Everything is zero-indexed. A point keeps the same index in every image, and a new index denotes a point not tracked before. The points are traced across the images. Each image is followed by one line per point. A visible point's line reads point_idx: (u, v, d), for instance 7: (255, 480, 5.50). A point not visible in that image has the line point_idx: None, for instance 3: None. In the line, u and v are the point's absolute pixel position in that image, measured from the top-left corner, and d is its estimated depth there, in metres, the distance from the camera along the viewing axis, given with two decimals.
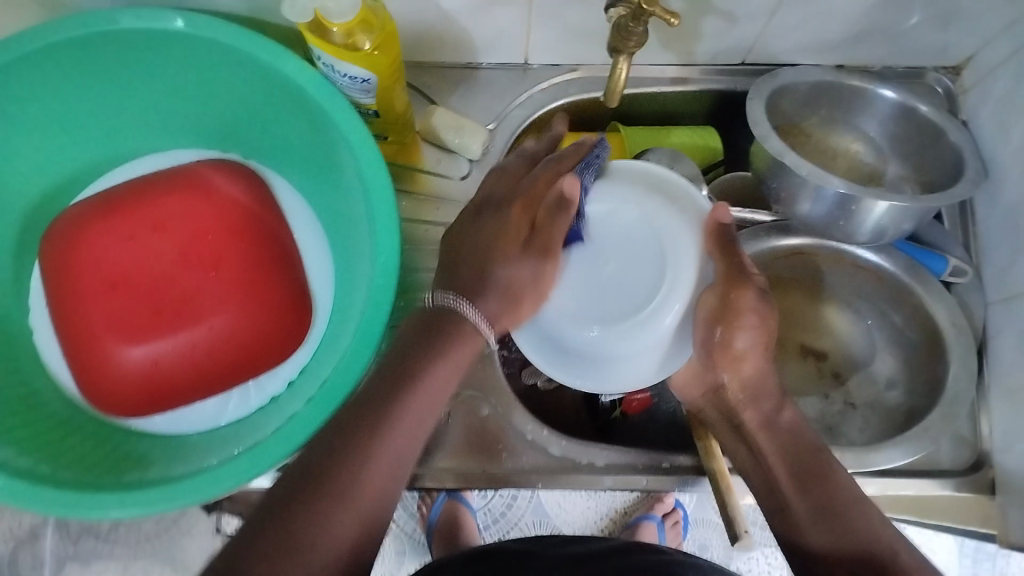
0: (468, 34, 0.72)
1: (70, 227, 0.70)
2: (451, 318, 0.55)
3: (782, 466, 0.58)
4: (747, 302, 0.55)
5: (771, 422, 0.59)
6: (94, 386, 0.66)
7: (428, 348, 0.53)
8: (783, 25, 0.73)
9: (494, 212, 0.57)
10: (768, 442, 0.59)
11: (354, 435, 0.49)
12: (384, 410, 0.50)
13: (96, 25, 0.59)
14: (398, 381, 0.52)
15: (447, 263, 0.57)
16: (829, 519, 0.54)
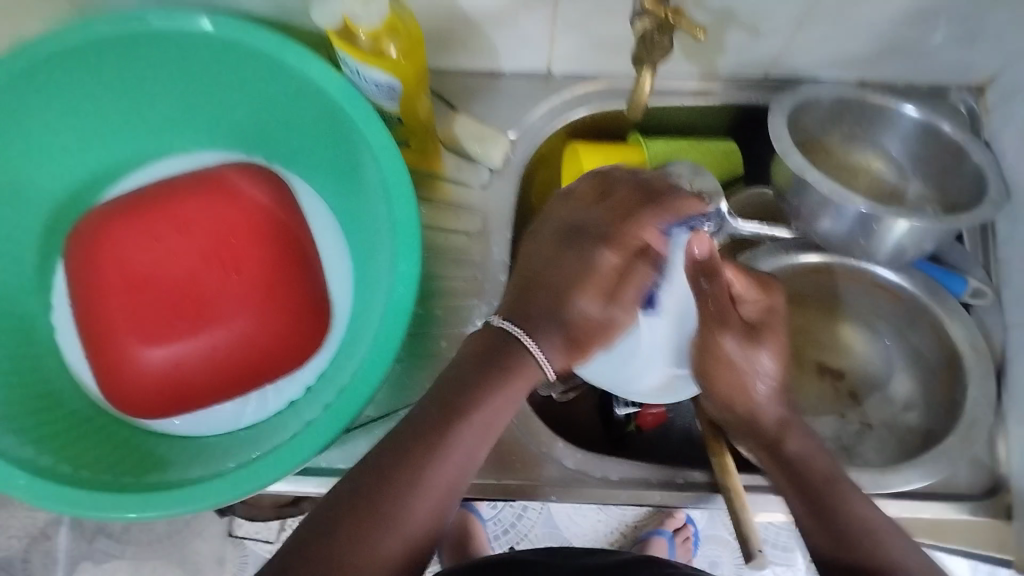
0: (492, 42, 0.73)
1: (97, 227, 0.70)
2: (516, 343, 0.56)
3: (784, 481, 0.59)
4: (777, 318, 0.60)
5: (789, 448, 0.60)
6: (113, 385, 0.66)
7: (490, 370, 0.54)
8: (807, 40, 0.73)
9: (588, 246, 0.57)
10: (773, 462, 0.61)
11: (404, 459, 0.50)
12: (439, 433, 0.52)
13: (126, 25, 0.60)
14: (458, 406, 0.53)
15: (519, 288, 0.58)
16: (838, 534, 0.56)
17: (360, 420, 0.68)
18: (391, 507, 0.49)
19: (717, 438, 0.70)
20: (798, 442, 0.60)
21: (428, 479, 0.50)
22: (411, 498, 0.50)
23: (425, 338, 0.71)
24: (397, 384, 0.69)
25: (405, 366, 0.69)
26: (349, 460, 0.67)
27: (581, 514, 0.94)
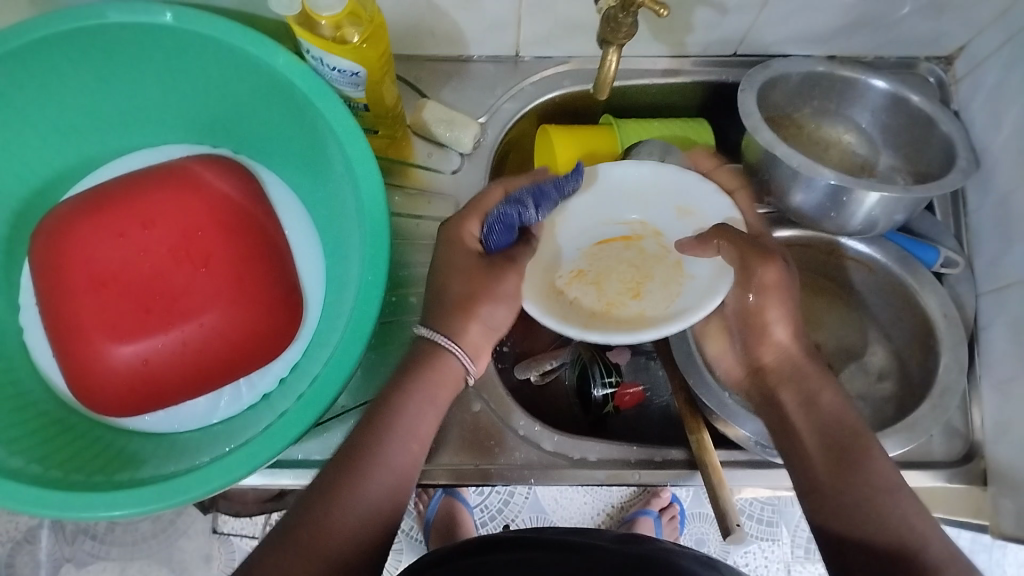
0: (459, 28, 0.72)
1: (59, 223, 0.69)
2: (432, 349, 0.57)
3: (813, 444, 0.57)
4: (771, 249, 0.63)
5: (813, 405, 0.59)
6: (83, 386, 0.65)
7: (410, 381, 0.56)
8: (773, 16, 0.73)
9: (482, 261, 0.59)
10: (804, 419, 0.59)
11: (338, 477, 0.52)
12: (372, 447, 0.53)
13: (80, 18, 0.59)
14: (383, 421, 0.54)
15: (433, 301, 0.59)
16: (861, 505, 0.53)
17: (338, 410, 0.68)
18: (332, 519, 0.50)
19: (694, 416, 0.70)
20: (818, 395, 0.59)
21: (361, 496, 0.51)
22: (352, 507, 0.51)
23: (399, 327, 0.70)
24: (374, 374, 0.68)
25: (380, 355, 0.69)
26: (326, 451, 0.67)
27: (568, 496, 0.93)
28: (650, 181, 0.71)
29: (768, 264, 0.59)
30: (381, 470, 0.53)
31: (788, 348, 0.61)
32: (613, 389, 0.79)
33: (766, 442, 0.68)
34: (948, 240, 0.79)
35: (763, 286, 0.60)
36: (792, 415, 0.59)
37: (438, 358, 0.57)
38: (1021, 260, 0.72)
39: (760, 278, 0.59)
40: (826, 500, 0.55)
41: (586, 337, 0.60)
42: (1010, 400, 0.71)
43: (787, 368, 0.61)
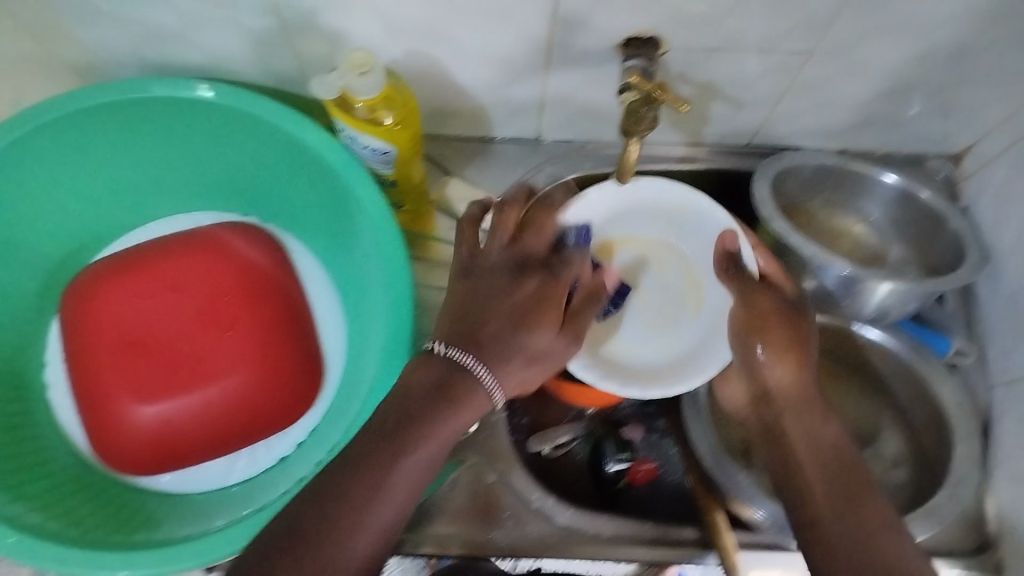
0: (485, 111, 0.74)
1: (89, 285, 0.71)
2: (460, 377, 0.53)
3: (818, 489, 0.56)
4: (770, 309, 0.62)
5: (813, 434, 0.59)
6: (104, 445, 0.67)
7: (440, 411, 0.52)
8: (787, 112, 0.76)
9: (510, 274, 0.58)
10: (806, 451, 0.59)
11: (347, 486, 0.49)
12: (378, 463, 0.49)
13: (125, 90, 0.62)
14: (400, 438, 0.50)
15: (457, 319, 0.56)
16: (852, 516, 0.54)
17: None
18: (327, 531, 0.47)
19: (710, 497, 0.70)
20: (816, 425, 0.59)
21: (363, 517, 0.48)
22: (357, 524, 0.48)
23: None
24: None
25: None
26: None
27: None
28: (674, 203, 0.71)
29: (760, 293, 0.62)
30: (371, 527, 0.48)
31: (790, 387, 0.61)
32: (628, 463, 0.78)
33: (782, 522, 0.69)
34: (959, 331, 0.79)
35: (760, 318, 0.62)
36: (789, 442, 0.60)
37: (471, 393, 0.53)
38: None
39: (755, 308, 0.62)
40: (832, 535, 0.53)
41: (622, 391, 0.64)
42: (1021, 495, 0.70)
43: (790, 399, 0.60)
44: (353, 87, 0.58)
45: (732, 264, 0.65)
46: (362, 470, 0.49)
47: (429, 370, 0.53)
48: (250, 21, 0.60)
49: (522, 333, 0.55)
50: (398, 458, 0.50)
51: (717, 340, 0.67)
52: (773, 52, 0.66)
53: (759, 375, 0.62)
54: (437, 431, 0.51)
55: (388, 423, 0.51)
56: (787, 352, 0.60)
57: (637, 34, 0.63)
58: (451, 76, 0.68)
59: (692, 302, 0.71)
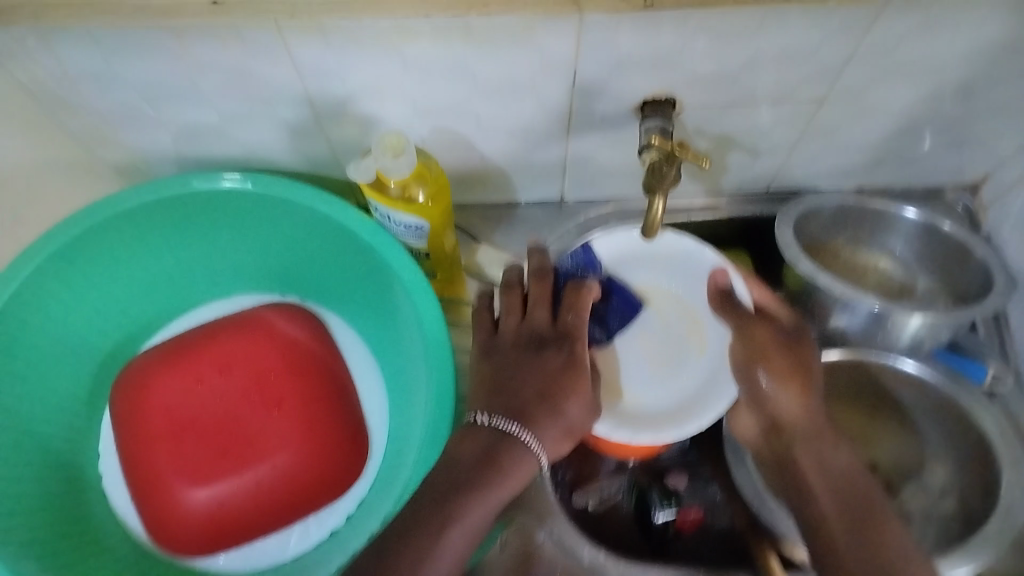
0: (509, 177, 0.77)
1: (140, 372, 0.74)
2: (509, 444, 0.55)
3: (836, 521, 0.55)
4: (766, 338, 0.63)
5: (827, 463, 0.58)
6: (161, 529, 0.69)
7: (493, 474, 0.54)
8: (803, 157, 0.77)
9: (531, 350, 0.60)
10: (820, 480, 0.57)
11: (403, 542, 0.50)
12: (431, 522, 0.51)
13: (169, 186, 0.64)
14: (452, 500, 0.52)
15: (490, 390, 0.59)
16: (868, 542, 0.53)
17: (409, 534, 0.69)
18: None
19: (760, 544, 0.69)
20: (828, 455, 0.58)
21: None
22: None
23: None
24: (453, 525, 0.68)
25: None
26: None
27: None
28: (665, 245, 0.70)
29: (755, 324, 0.64)
30: None
31: (797, 416, 0.60)
32: (675, 512, 0.78)
33: None
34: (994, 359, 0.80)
35: (760, 347, 0.63)
36: (802, 473, 0.58)
37: (519, 459, 0.55)
38: None
39: (754, 338, 0.63)
40: (856, 571, 0.52)
41: (636, 439, 0.63)
42: None
43: (800, 429, 0.59)
44: (386, 169, 0.59)
45: (729, 300, 0.67)
46: (418, 532, 0.50)
47: (475, 441, 0.55)
48: (285, 112, 0.63)
49: (561, 398, 0.57)
50: (450, 522, 0.51)
51: (725, 378, 0.65)
52: (786, 102, 0.68)
53: (768, 407, 0.61)
54: (487, 495, 0.53)
55: (441, 487, 0.53)
56: (792, 379, 0.60)
57: (653, 96, 0.65)
58: (476, 147, 0.71)
59: (694, 342, 0.69)
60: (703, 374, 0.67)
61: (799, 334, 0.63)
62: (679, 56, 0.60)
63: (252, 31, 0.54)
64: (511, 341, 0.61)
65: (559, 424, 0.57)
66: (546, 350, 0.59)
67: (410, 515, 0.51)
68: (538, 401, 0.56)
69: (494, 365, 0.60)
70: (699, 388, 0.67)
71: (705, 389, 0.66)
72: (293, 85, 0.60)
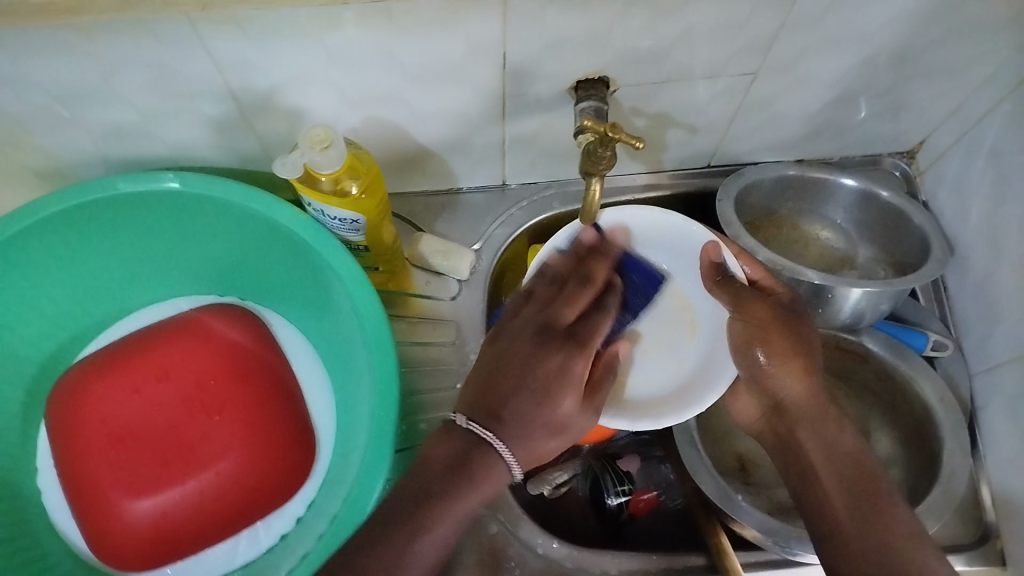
0: (448, 165, 0.75)
1: (73, 383, 0.71)
2: (482, 453, 0.54)
3: (840, 501, 0.57)
4: (767, 317, 0.61)
5: (830, 443, 0.59)
6: (103, 544, 0.67)
7: (459, 487, 0.53)
8: (741, 131, 0.77)
9: (536, 345, 0.57)
10: (824, 461, 0.59)
11: (364, 559, 0.50)
12: (395, 538, 0.51)
13: (88, 191, 0.62)
14: (417, 514, 0.52)
15: (482, 386, 0.57)
16: (872, 523, 0.55)
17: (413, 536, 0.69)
18: None
19: (711, 520, 0.70)
20: (832, 435, 0.59)
21: None
22: None
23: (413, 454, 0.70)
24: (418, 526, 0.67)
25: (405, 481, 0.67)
26: None
27: None
28: (651, 226, 0.69)
29: (752, 301, 0.62)
30: None
31: (801, 396, 0.60)
32: (628, 496, 0.78)
33: (783, 539, 0.66)
34: (935, 325, 0.81)
35: (759, 328, 0.61)
36: (806, 453, 0.60)
37: (489, 469, 0.54)
38: (1007, 340, 0.73)
39: (751, 318, 0.62)
40: (858, 550, 0.54)
41: (634, 427, 0.64)
42: (1016, 479, 0.70)
43: (803, 410, 0.60)
44: (315, 163, 0.58)
45: (720, 275, 0.65)
46: (384, 547, 0.50)
47: (448, 444, 0.55)
48: (210, 108, 0.61)
49: (545, 406, 0.55)
50: (414, 539, 0.51)
51: (721, 357, 0.66)
52: (721, 78, 0.68)
53: (767, 386, 0.61)
54: (450, 509, 0.52)
55: (407, 500, 0.53)
56: (794, 360, 0.60)
57: (586, 76, 0.64)
58: (411, 136, 0.69)
59: (686, 325, 0.70)
60: (700, 355, 0.68)
61: (797, 321, 0.61)
62: (611, 33, 0.59)
63: (168, 27, 0.52)
64: (516, 336, 0.59)
65: (545, 428, 0.55)
66: (552, 351, 0.57)
67: (375, 529, 0.52)
68: (530, 407, 0.55)
69: (495, 353, 0.58)
70: (696, 369, 0.67)
71: (703, 370, 0.67)
72: (213, 80, 0.58)
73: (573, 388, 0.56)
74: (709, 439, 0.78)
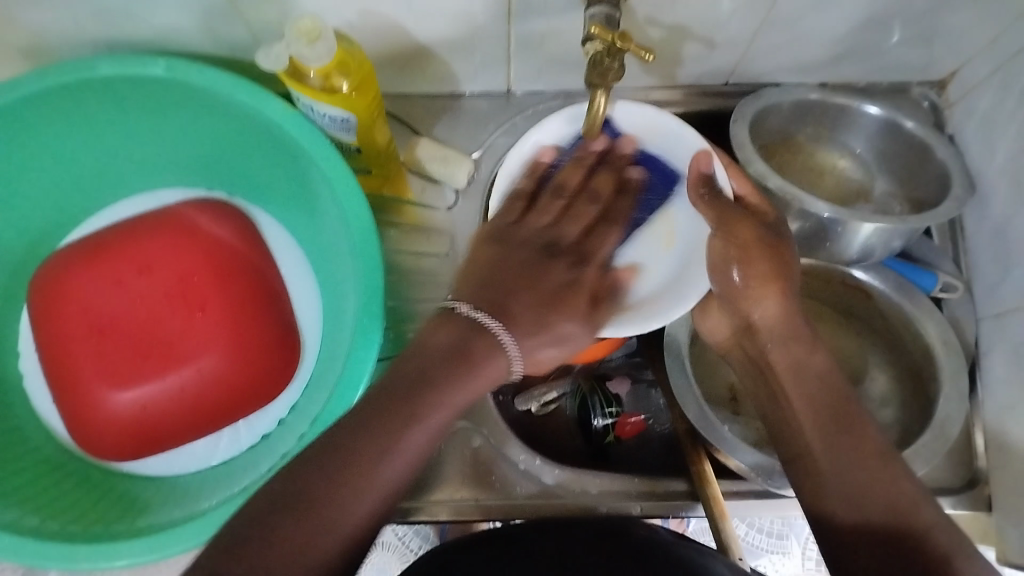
0: (450, 67, 0.71)
1: (55, 270, 0.70)
2: (481, 336, 0.50)
3: (813, 433, 0.54)
4: (751, 236, 0.58)
5: (801, 366, 0.57)
6: (82, 433, 0.66)
7: (458, 374, 0.48)
8: (763, 48, 0.72)
9: (548, 250, 0.58)
10: (796, 387, 0.56)
11: (358, 437, 0.44)
12: (388, 424, 0.45)
13: (67, 72, 0.59)
14: (412, 398, 0.46)
15: (483, 278, 0.54)
16: (848, 455, 0.52)
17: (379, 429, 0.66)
18: (334, 491, 0.42)
19: (695, 447, 0.69)
20: (802, 357, 0.57)
21: (372, 481, 0.43)
22: (361, 485, 0.43)
23: None
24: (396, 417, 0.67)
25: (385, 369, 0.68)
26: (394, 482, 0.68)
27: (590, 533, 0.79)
28: (645, 130, 0.67)
29: (739, 221, 0.59)
30: (375, 492, 0.44)
31: (773, 318, 0.58)
32: (614, 419, 0.77)
33: (767, 472, 0.65)
34: (947, 266, 0.78)
35: (742, 248, 0.59)
36: (780, 379, 0.57)
37: (490, 356, 0.50)
38: (1019, 287, 0.70)
39: (734, 236, 0.59)
40: (834, 491, 0.51)
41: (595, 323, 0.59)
42: (1011, 428, 0.69)
43: (776, 332, 0.58)
44: (302, 56, 0.55)
45: (709, 189, 0.61)
46: (377, 428, 0.45)
47: (449, 330, 0.50)
48: None
49: (553, 311, 0.54)
50: (409, 425, 0.45)
51: (697, 269, 0.62)
52: None
53: (746, 307, 0.59)
54: (449, 396, 0.47)
55: (402, 384, 0.47)
56: (769, 281, 0.58)
57: None
58: (409, 32, 0.65)
59: (662, 235, 0.66)
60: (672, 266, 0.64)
61: (783, 243, 0.59)
62: None
63: None
64: (514, 236, 0.58)
65: (546, 335, 0.54)
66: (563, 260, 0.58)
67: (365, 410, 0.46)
68: (535, 306, 0.53)
69: (499, 247, 0.57)
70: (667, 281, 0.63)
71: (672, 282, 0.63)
72: None
73: (581, 300, 0.57)
74: (701, 368, 0.77)
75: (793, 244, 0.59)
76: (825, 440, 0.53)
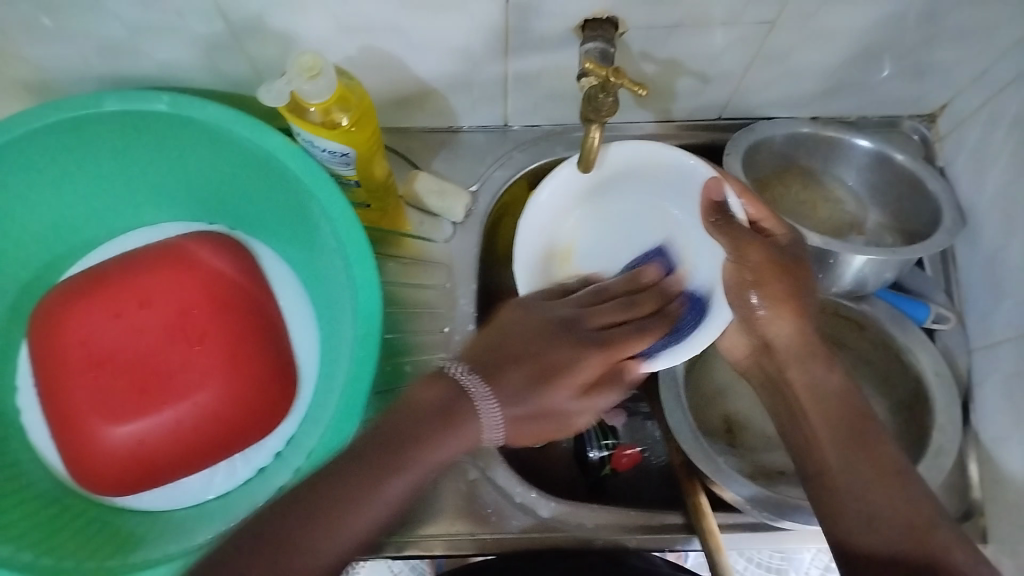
0: (448, 102, 0.73)
1: (55, 304, 0.70)
2: (464, 400, 0.50)
3: (832, 450, 0.54)
4: (763, 260, 0.59)
5: (817, 384, 0.57)
6: (79, 467, 0.66)
7: (441, 432, 0.48)
8: (756, 82, 0.74)
9: (561, 330, 0.55)
10: (814, 405, 0.57)
11: (337, 486, 0.45)
12: (362, 475, 0.46)
13: (72, 107, 0.60)
14: (392, 450, 0.47)
15: (487, 350, 0.53)
16: (867, 475, 0.52)
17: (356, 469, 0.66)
18: (311, 531, 0.43)
19: (691, 480, 0.68)
20: (822, 373, 0.57)
21: (341, 526, 0.44)
22: (334, 528, 0.44)
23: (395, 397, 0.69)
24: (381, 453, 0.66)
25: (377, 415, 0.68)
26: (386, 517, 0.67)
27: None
28: (654, 162, 0.67)
29: (750, 245, 0.59)
30: (347, 534, 0.44)
31: (789, 336, 0.59)
32: (611, 451, 0.77)
33: (765, 505, 0.65)
34: (939, 297, 0.78)
35: (755, 271, 0.59)
36: (799, 396, 0.58)
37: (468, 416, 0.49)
38: (1011, 318, 0.70)
39: (747, 260, 0.59)
40: (850, 514, 0.52)
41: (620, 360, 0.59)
42: (1006, 459, 0.69)
43: (792, 349, 0.59)
44: (303, 91, 0.56)
45: (721, 214, 0.61)
46: (355, 476, 0.45)
47: (439, 389, 0.50)
48: (197, 26, 0.58)
49: (540, 389, 0.52)
50: (388, 477, 0.46)
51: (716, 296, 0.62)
52: (737, 24, 0.64)
53: (760, 329, 0.59)
54: (432, 451, 0.47)
55: (380, 438, 0.47)
56: (785, 302, 0.58)
57: (594, 16, 0.61)
58: (408, 67, 0.66)
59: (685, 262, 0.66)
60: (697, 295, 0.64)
61: (797, 265, 0.59)
62: None
63: None
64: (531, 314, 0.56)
65: (542, 419, 0.53)
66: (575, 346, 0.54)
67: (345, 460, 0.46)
68: (515, 381, 0.52)
69: (515, 322, 0.56)
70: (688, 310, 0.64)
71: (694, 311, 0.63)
72: None
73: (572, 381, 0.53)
74: (697, 399, 0.77)
75: (809, 262, 0.60)
76: (844, 458, 0.54)
